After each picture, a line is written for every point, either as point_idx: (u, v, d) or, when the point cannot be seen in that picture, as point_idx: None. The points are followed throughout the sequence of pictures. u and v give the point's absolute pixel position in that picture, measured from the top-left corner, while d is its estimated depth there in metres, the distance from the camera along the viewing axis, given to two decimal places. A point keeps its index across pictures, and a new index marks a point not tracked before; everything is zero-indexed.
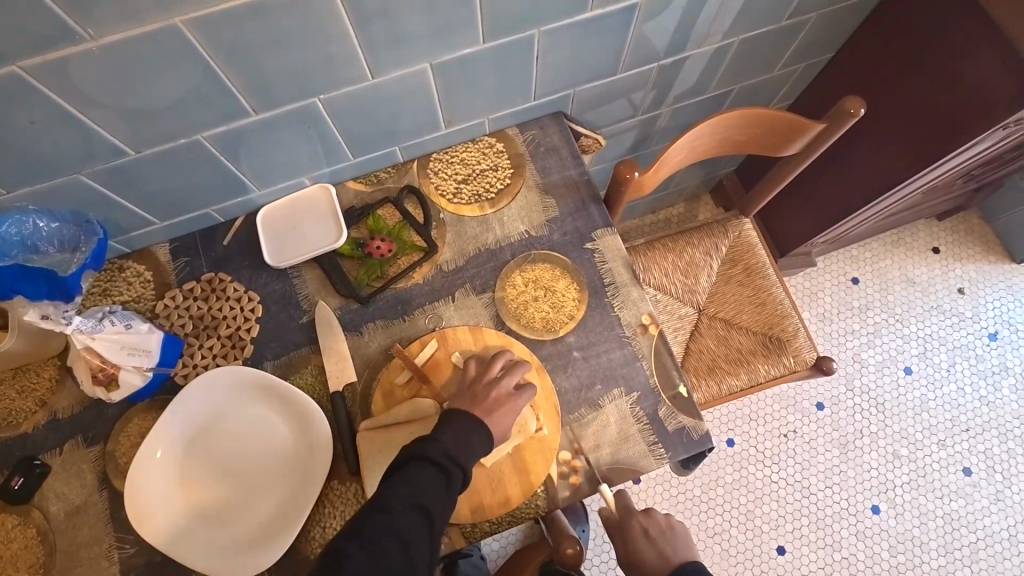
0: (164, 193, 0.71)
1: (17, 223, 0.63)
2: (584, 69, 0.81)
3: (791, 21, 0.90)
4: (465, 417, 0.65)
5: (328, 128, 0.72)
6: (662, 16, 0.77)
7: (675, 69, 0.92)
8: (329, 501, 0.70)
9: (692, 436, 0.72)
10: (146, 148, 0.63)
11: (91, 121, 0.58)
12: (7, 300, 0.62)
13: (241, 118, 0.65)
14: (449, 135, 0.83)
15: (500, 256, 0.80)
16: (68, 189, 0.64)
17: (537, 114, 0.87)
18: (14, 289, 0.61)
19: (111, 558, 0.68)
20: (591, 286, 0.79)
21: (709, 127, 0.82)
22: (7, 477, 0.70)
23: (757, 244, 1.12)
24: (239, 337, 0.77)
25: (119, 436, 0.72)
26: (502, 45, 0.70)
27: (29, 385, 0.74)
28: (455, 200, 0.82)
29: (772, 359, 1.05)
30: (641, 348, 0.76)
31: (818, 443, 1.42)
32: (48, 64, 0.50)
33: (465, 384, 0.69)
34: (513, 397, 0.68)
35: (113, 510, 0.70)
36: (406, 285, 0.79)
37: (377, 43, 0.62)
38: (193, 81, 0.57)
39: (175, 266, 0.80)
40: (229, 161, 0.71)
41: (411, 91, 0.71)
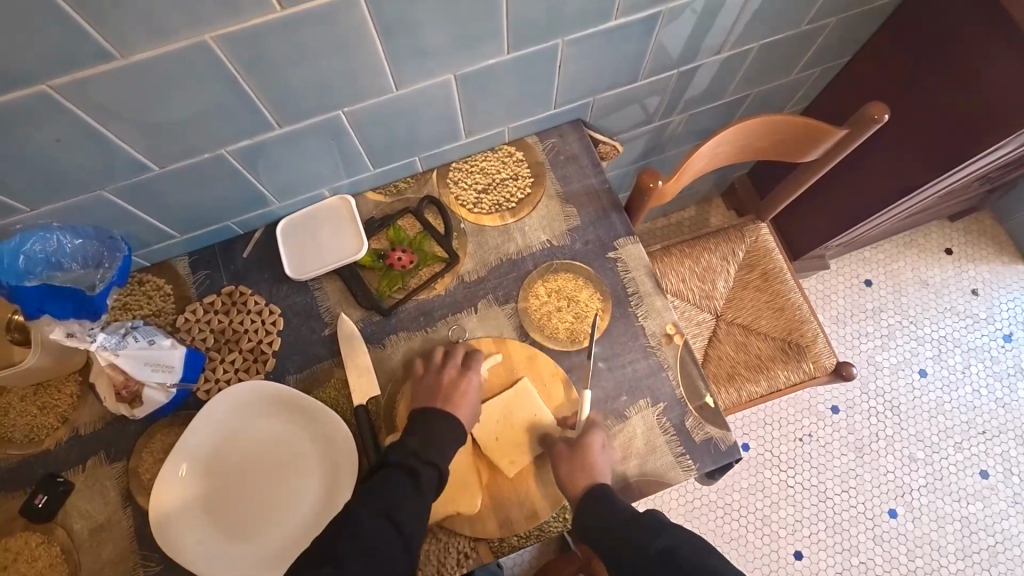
0: (186, 207, 0.71)
1: (41, 240, 0.61)
2: (604, 78, 0.81)
3: (810, 26, 0.90)
4: None
5: (351, 140, 0.72)
6: (683, 23, 0.76)
7: (694, 74, 0.91)
8: None
9: (720, 447, 0.71)
10: (170, 163, 0.63)
11: (118, 139, 0.57)
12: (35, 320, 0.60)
13: (265, 131, 0.64)
14: (469, 144, 0.82)
15: (522, 266, 0.79)
16: (92, 206, 0.64)
17: (556, 122, 0.86)
18: (42, 309, 0.59)
19: None
20: (614, 296, 0.78)
21: (730, 134, 0.81)
22: (30, 495, 0.69)
23: (774, 249, 1.11)
24: (260, 350, 0.76)
25: (141, 452, 0.72)
26: (525, 55, 0.69)
27: (50, 401, 0.74)
28: (475, 210, 0.82)
29: (792, 365, 1.04)
30: (666, 358, 0.75)
31: (833, 447, 1.41)
32: (76, 83, 0.50)
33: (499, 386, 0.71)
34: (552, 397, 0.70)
35: (137, 528, 0.69)
36: (428, 296, 0.78)
37: (400, 55, 0.61)
38: (219, 96, 0.56)
39: (194, 278, 0.79)
40: (250, 173, 0.70)
41: (434, 100, 0.71)
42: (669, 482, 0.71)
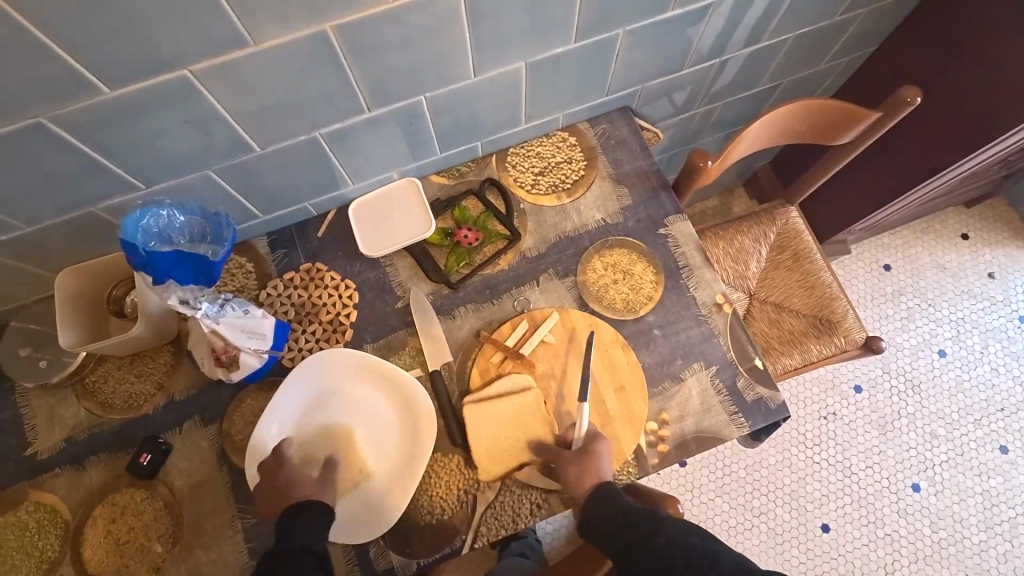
0: (274, 186, 0.76)
1: (155, 215, 0.68)
2: (654, 66, 0.86)
3: (843, 16, 0.95)
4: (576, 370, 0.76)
5: (425, 124, 0.77)
6: (730, 14, 0.82)
7: (732, 64, 0.97)
8: (434, 473, 0.75)
9: (770, 406, 0.77)
10: (270, 145, 0.69)
11: (231, 120, 0.62)
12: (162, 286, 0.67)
13: (355, 116, 0.70)
14: (526, 130, 0.88)
15: (579, 242, 0.85)
16: (197, 185, 0.70)
17: (606, 109, 0.92)
18: (170, 275, 0.66)
19: (235, 527, 0.74)
20: (666, 269, 0.84)
21: (772, 118, 0.87)
22: (134, 454, 0.75)
23: (804, 231, 1.17)
24: (339, 322, 0.82)
25: (234, 415, 0.78)
26: (589, 43, 0.74)
27: (147, 369, 0.80)
28: (533, 191, 0.87)
29: (823, 340, 1.10)
30: (717, 325, 0.81)
31: (857, 425, 1.47)
32: (211, 69, 0.55)
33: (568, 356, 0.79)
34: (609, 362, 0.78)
35: (232, 484, 0.75)
36: (492, 271, 0.84)
37: (482, 43, 0.67)
38: (324, 81, 0.62)
39: (274, 256, 0.85)
40: (334, 155, 0.76)
41: (503, 88, 0.76)
42: (725, 437, 0.76)
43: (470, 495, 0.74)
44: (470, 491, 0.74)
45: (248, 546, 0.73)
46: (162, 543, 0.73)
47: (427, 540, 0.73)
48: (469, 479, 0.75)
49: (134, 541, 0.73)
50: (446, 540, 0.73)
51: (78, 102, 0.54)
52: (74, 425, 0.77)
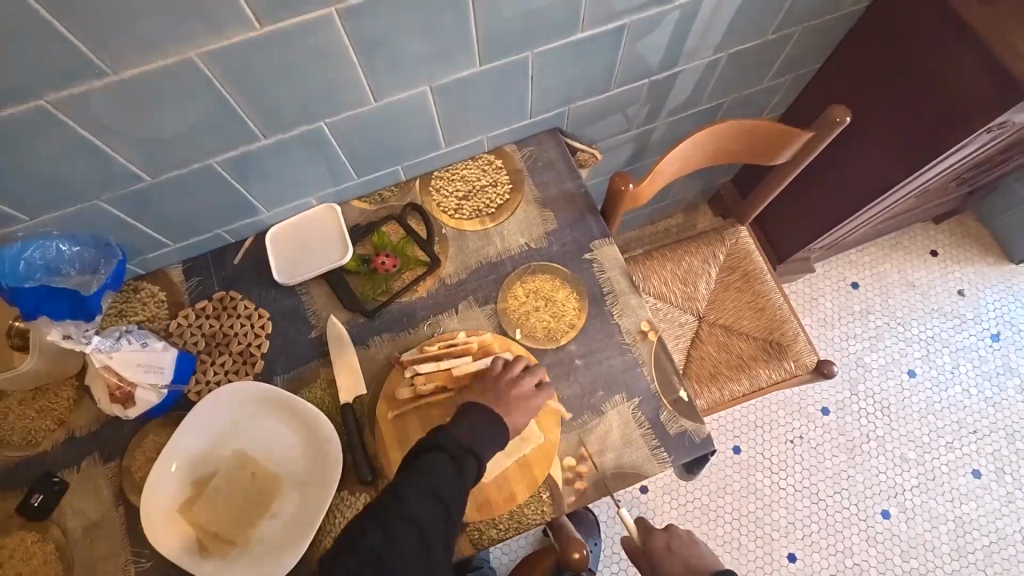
0: (177, 215, 0.74)
1: (40, 248, 0.66)
2: (578, 87, 0.84)
3: (776, 35, 0.93)
4: None
5: (333, 150, 0.75)
6: (651, 34, 0.80)
7: (665, 85, 0.95)
8: (340, 512, 0.72)
9: (694, 440, 0.73)
10: (162, 174, 0.67)
11: (111, 149, 0.61)
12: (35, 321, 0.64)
13: (251, 142, 0.68)
14: (450, 153, 0.86)
15: (501, 268, 0.82)
16: (88, 215, 0.68)
17: (534, 130, 0.90)
18: (39, 309, 0.62)
19: (128, 572, 0.70)
20: (591, 295, 0.81)
21: (699, 139, 0.85)
22: (26, 494, 0.72)
23: (754, 252, 1.14)
24: (250, 353, 0.79)
25: (135, 451, 0.75)
26: (498, 66, 0.72)
27: (47, 404, 0.77)
28: (457, 216, 0.85)
29: (773, 364, 1.06)
30: (640, 354, 0.78)
31: (824, 449, 1.42)
32: (73, 98, 0.54)
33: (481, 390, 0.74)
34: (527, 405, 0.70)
35: (130, 525, 0.72)
36: (411, 298, 0.81)
37: (379, 69, 0.65)
38: (207, 108, 0.60)
39: (187, 285, 0.83)
40: (239, 182, 0.74)
41: (413, 112, 0.74)
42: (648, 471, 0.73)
43: None
44: None
45: None
46: None
47: None
48: None
49: None
50: None
51: None
52: None
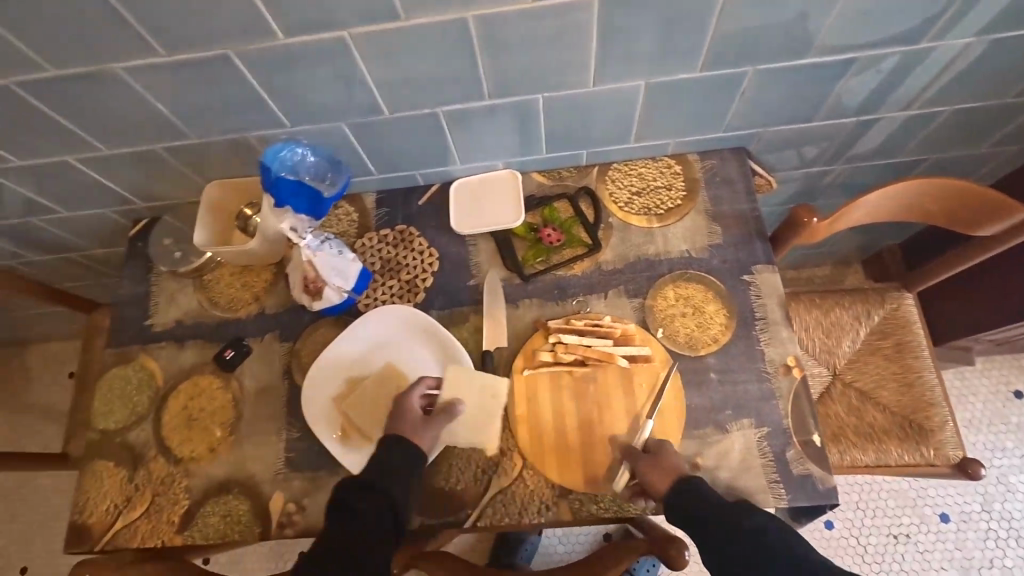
0: (391, 150, 0.85)
1: (291, 151, 0.78)
2: (781, 112, 0.84)
3: (1017, 99, 0.86)
4: (619, 386, 0.77)
5: (537, 123, 0.82)
6: (881, 70, 0.77)
7: (871, 128, 0.90)
8: (460, 444, 0.78)
9: (817, 487, 0.71)
10: (397, 111, 0.76)
11: (372, 85, 0.70)
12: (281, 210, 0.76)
13: (476, 100, 0.75)
14: (634, 149, 0.90)
15: (657, 268, 0.85)
16: (330, 133, 0.79)
17: (721, 145, 0.90)
18: (287, 202, 0.76)
19: (280, 436, 0.82)
20: (741, 316, 0.80)
21: (899, 189, 0.81)
22: (222, 348, 0.87)
23: (915, 322, 1.05)
24: (415, 284, 0.88)
25: (306, 339, 0.87)
26: (718, 75, 0.74)
27: (251, 281, 0.92)
28: (625, 209, 0.89)
29: (908, 445, 0.98)
30: (780, 387, 0.76)
31: (932, 557, 1.28)
32: (366, 34, 0.63)
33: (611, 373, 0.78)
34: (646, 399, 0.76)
35: (289, 398, 0.84)
36: (565, 274, 0.86)
37: (610, 57, 0.70)
38: (458, 64, 0.68)
39: (376, 212, 0.94)
40: (450, 133, 0.82)
41: (621, 103, 0.78)
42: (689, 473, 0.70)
43: (486, 476, 0.76)
44: (486, 471, 0.76)
45: (286, 456, 0.81)
46: (222, 429, 0.83)
47: (436, 504, 0.76)
48: (488, 461, 0.77)
49: (202, 420, 0.84)
50: (453, 509, 0.75)
51: (256, 42, 0.63)
52: (185, 310, 0.91)
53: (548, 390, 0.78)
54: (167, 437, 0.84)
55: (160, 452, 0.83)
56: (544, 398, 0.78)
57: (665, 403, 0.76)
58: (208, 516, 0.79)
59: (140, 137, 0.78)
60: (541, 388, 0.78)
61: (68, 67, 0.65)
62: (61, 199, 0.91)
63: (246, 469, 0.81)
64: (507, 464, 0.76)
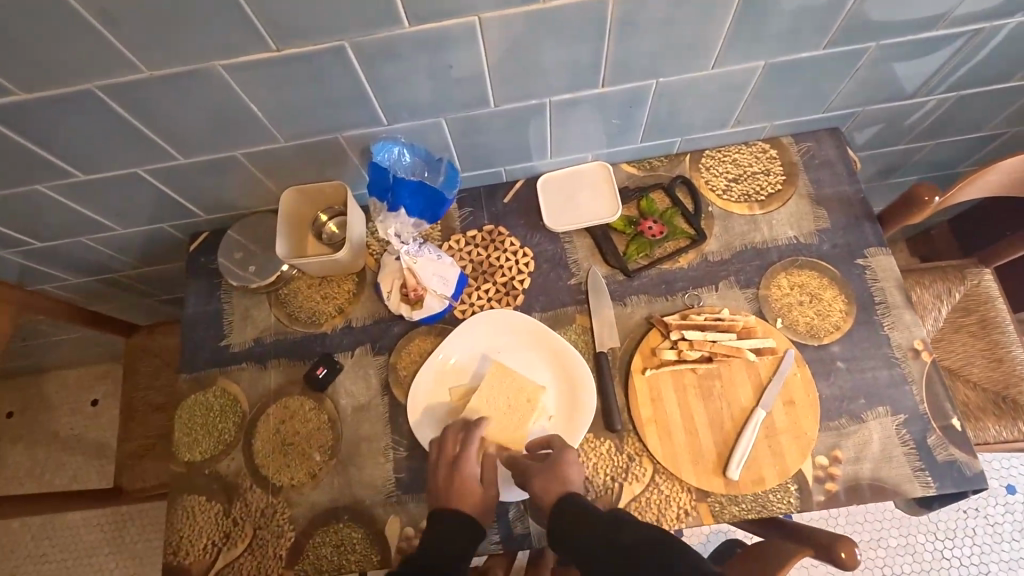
0: (484, 145, 0.80)
1: (388, 151, 0.73)
2: (883, 89, 0.82)
3: None
4: (747, 380, 0.74)
5: (641, 111, 0.78)
6: (989, 43, 0.76)
7: (963, 103, 0.89)
8: (584, 453, 0.74)
9: (964, 472, 0.69)
10: (505, 104, 0.72)
11: (488, 76, 0.67)
12: (394, 214, 0.75)
13: (588, 88, 0.72)
14: (729, 135, 0.87)
15: (767, 256, 0.82)
16: (428, 130, 0.75)
17: (816, 127, 0.88)
18: (402, 204, 0.75)
19: (386, 456, 0.77)
20: (859, 301, 0.78)
21: (1008, 164, 0.80)
22: (312, 366, 0.81)
23: (996, 298, 1.05)
24: (512, 286, 0.83)
25: (401, 351, 0.81)
26: (833, 54, 0.73)
27: (332, 293, 0.86)
28: (725, 196, 0.85)
29: (1004, 422, 0.97)
30: (911, 371, 0.74)
31: (1003, 530, 1.29)
32: (498, 20, 0.60)
33: (738, 368, 0.75)
34: (777, 392, 0.73)
35: (391, 415, 0.79)
36: (670, 267, 0.82)
37: (738, 35, 0.67)
38: (582, 50, 0.66)
39: (460, 213, 0.89)
40: (549, 125, 0.78)
41: (731, 86, 0.76)
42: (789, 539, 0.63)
43: (617, 484, 0.72)
44: (617, 479, 0.73)
45: (396, 477, 0.76)
46: (321, 453, 0.77)
47: None
48: (618, 467, 0.73)
49: (297, 446, 0.78)
50: None
51: (380, 32, 0.59)
52: (264, 328, 0.85)
53: (674, 389, 0.75)
54: (262, 465, 0.78)
55: (255, 482, 0.77)
56: (669, 397, 0.74)
57: (797, 395, 0.73)
58: (319, 547, 0.73)
59: (224, 144, 0.72)
60: (665, 386, 0.75)
61: (166, 67, 0.60)
62: (119, 215, 0.84)
63: (354, 493, 0.75)
64: (638, 470, 0.73)
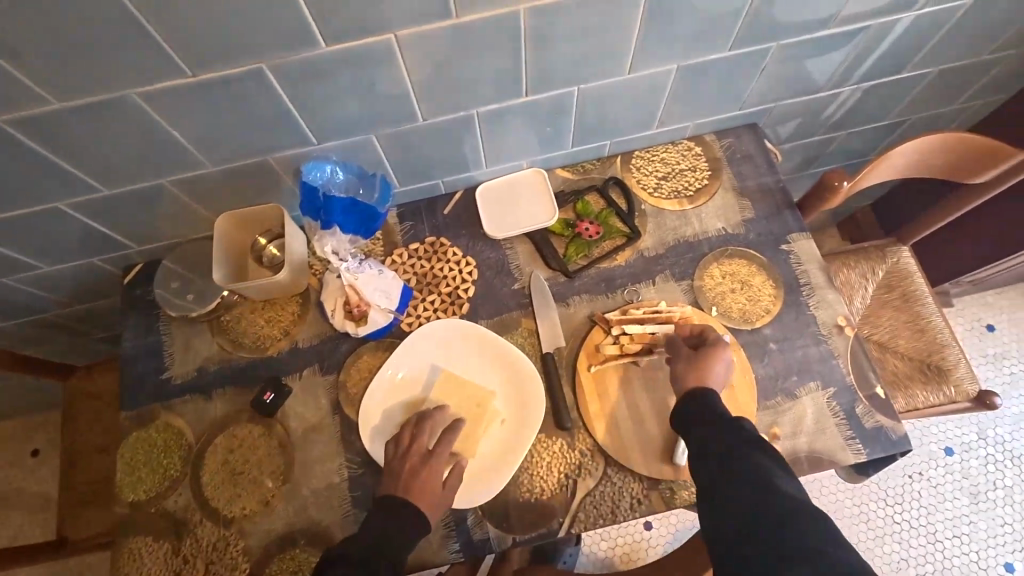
0: (417, 160, 0.81)
1: (321, 171, 0.75)
2: (791, 85, 0.88)
3: (993, 55, 0.92)
4: None
5: (567, 117, 0.81)
6: (879, 40, 0.82)
7: (865, 95, 0.96)
8: (536, 453, 0.75)
9: (890, 436, 0.74)
10: (432, 117, 0.74)
11: (412, 91, 0.68)
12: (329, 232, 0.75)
13: (512, 98, 0.74)
14: (655, 135, 0.91)
15: (698, 248, 0.86)
16: (360, 147, 0.76)
17: (734, 123, 0.93)
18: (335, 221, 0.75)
19: (341, 475, 0.76)
20: (785, 284, 0.83)
21: (906, 149, 0.86)
22: (259, 392, 0.80)
23: (915, 273, 1.12)
24: (457, 295, 0.85)
25: (350, 369, 0.81)
26: (739, 55, 0.78)
27: (275, 315, 0.85)
28: (656, 194, 0.89)
29: (931, 387, 1.04)
30: (837, 347, 0.79)
31: (945, 490, 1.37)
32: (414, 38, 0.61)
33: None
34: None
35: (344, 434, 0.78)
36: (609, 266, 0.85)
37: (648, 42, 0.71)
38: (502, 62, 0.68)
39: (401, 227, 0.89)
40: (480, 136, 0.80)
41: (649, 90, 0.80)
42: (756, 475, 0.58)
43: (571, 480, 0.74)
44: (571, 475, 0.74)
45: (352, 495, 0.75)
46: (274, 479, 0.76)
47: (525, 517, 0.72)
48: (570, 464, 0.75)
49: (248, 474, 0.76)
50: (544, 519, 0.72)
51: (297, 53, 0.60)
52: (206, 357, 0.83)
53: (620, 382, 0.77)
54: (212, 497, 0.75)
55: (206, 516, 0.75)
56: (615, 391, 0.77)
57: (735, 377, 0.76)
58: None
59: (150, 173, 0.71)
60: (610, 380, 0.77)
61: (78, 97, 0.59)
62: (44, 253, 0.81)
63: (310, 516, 0.74)
64: (590, 464, 0.74)
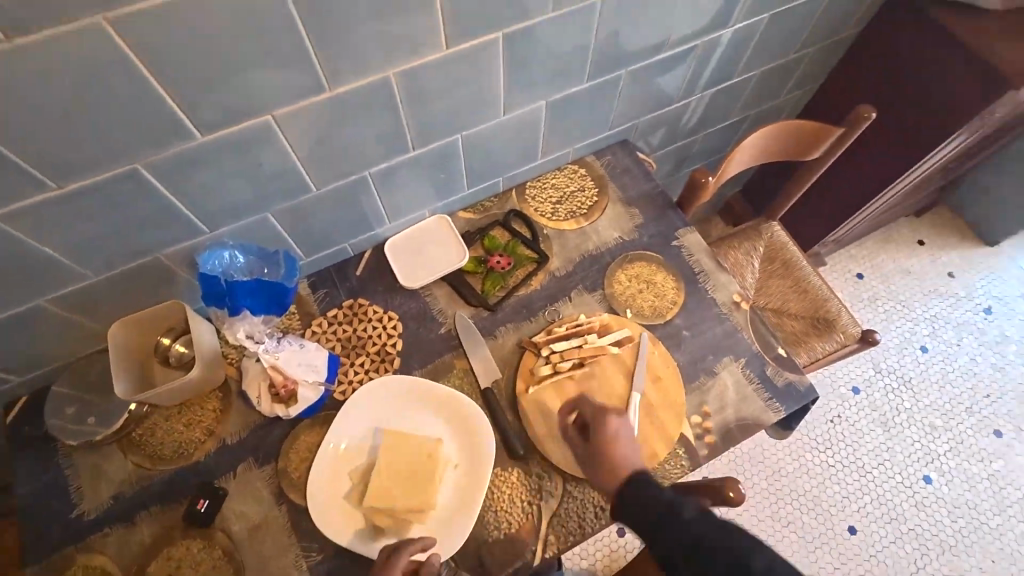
0: (319, 228, 0.81)
1: (218, 257, 0.74)
2: (646, 102, 0.98)
3: (797, 54, 1.10)
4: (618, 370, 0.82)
5: (456, 163, 0.85)
6: (706, 55, 0.95)
7: (709, 100, 1.09)
8: (496, 489, 0.76)
9: (799, 389, 0.83)
10: (325, 184, 0.75)
11: (299, 164, 0.69)
12: (238, 317, 0.73)
13: (400, 154, 0.77)
14: (542, 165, 0.98)
15: (602, 259, 0.92)
16: (257, 226, 0.75)
17: (607, 143, 1.03)
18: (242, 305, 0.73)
19: (299, 567, 0.72)
20: (683, 275, 0.91)
21: (751, 141, 0.99)
22: (191, 503, 0.74)
23: (788, 242, 1.28)
24: (386, 352, 0.84)
25: (288, 453, 0.77)
26: (596, 85, 0.86)
27: (195, 416, 0.79)
28: (554, 218, 0.95)
29: (825, 337, 1.18)
30: (738, 321, 0.88)
31: (862, 425, 1.53)
32: (290, 115, 0.63)
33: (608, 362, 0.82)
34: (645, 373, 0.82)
35: (294, 522, 0.74)
36: (526, 292, 0.89)
37: (513, 86, 0.77)
38: (382, 124, 0.71)
39: (315, 296, 0.88)
40: (377, 195, 0.82)
41: (525, 126, 0.86)
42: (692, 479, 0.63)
43: (535, 506, 0.75)
44: (534, 501, 0.75)
45: None
46: None
47: (498, 556, 0.72)
48: (531, 490, 0.76)
49: None
50: (517, 552, 0.72)
51: (172, 148, 0.59)
52: (123, 480, 0.76)
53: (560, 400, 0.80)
54: None
55: None
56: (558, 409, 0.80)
57: (660, 369, 0.82)
58: None
59: (22, 297, 0.65)
60: (551, 399, 0.80)
61: None
62: None
63: None
64: (549, 486, 0.76)
